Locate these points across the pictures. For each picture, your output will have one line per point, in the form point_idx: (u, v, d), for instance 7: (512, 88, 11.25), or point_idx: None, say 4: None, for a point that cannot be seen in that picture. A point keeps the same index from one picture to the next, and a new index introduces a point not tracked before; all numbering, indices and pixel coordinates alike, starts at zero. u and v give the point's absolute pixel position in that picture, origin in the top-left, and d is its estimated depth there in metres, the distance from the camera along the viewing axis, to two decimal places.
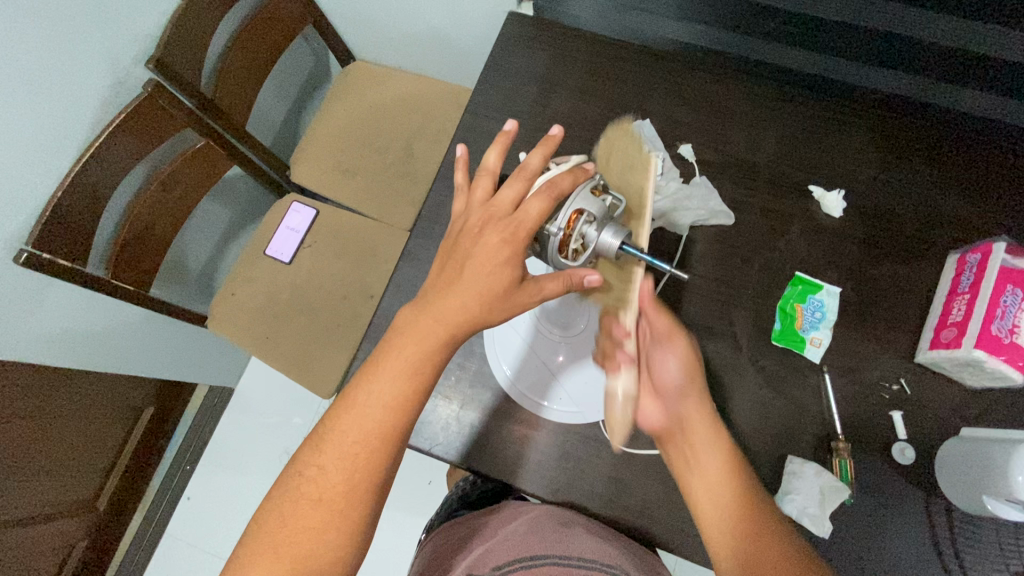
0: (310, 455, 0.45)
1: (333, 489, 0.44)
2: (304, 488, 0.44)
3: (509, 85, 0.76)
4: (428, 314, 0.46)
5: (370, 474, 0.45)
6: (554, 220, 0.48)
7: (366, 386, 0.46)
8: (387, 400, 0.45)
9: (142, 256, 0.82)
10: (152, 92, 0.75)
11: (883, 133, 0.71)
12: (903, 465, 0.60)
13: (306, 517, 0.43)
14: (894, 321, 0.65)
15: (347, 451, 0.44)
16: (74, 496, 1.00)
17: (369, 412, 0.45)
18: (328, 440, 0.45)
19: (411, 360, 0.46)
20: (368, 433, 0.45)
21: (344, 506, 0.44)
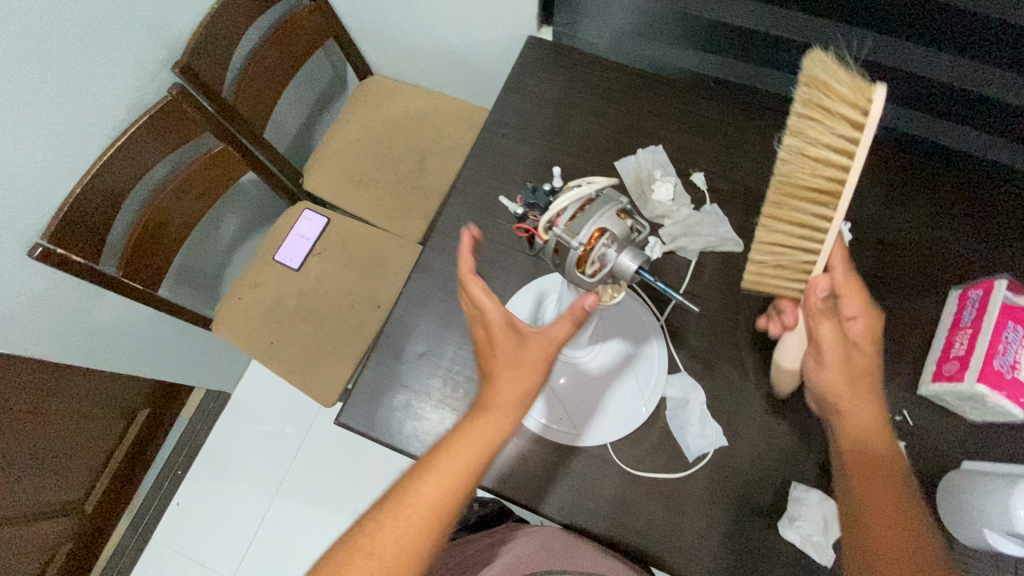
0: (374, 521, 0.44)
1: (390, 554, 0.43)
2: (362, 552, 0.43)
3: (526, 106, 0.78)
4: (492, 402, 0.47)
5: (428, 548, 0.44)
6: (577, 234, 0.45)
7: (434, 460, 0.45)
8: (451, 478, 0.45)
9: (154, 256, 0.83)
10: (177, 96, 0.77)
11: (884, 165, 0.73)
12: None
13: (359, 570, 0.42)
14: (897, 353, 0.66)
15: (409, 511, 0.44)
16: (65, 495, 0.98)
17: (436, 477, 0.45)
18: (390, 507, 0.44)
19: (482, 432, 0.46)
20: (432, 506, 0.44)
21: (397, 567, 0.43)
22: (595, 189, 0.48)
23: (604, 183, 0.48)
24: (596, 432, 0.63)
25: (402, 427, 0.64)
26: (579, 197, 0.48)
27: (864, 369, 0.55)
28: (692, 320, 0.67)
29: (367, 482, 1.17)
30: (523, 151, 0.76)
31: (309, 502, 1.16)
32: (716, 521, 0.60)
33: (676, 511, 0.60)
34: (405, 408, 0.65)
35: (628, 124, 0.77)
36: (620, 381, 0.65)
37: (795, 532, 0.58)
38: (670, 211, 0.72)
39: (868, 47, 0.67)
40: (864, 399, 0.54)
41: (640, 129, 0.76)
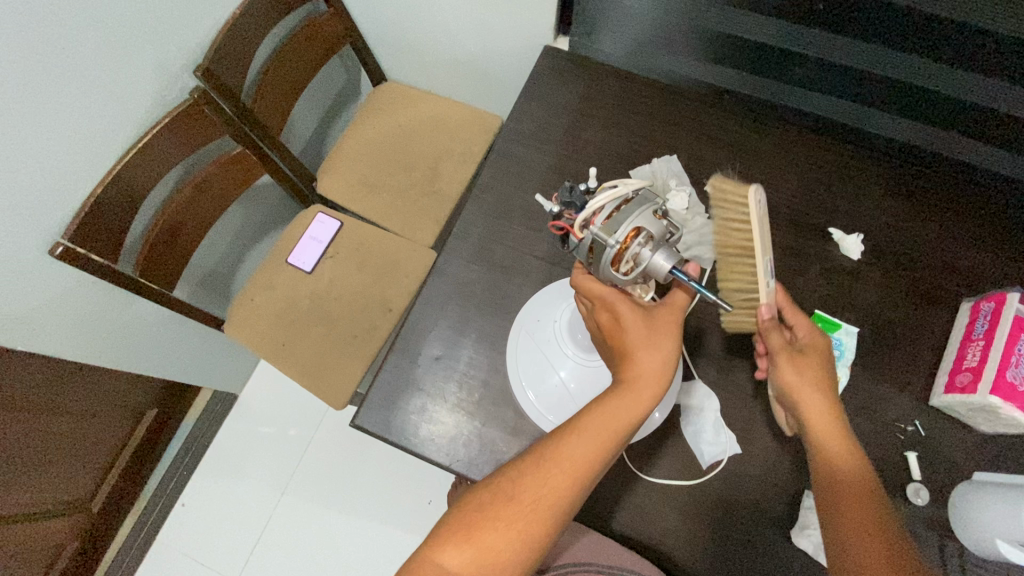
0: (518, 471, 0.46)
1: (529, 500, 0.45)
2: (506, 495, 0.45)
3: (543, 115, 0.79)
4: (636, 374, 0.47)
5: (571, 503, 0.45)
6: (614, 233, 0.45)
7: (582, 421, 0.46)
8: (599, 440, 0.45)
9: (170, 256, 0.83)
10: (198, 99, 0.78)
11: (895, 180, 0.74)
12: (917, 506, 0.61)
13: (499, 513, 0.45)
14: (908, 364, 0.67)
15: (547, 467, 0.45)
16: (72, 494, 0.98)
17: (578, 440, 0.46)
18: (535, 459, 0.46)
19: (621, 403, 0.46)
20: (577, 463, 0.45)
21: (533, 516, 0.44)
22: (630, 188, 0.48)
23: (639, 181, 0.48)
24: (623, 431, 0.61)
25: (419, 431, 0.64)
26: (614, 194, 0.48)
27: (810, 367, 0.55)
28: (705, 329, 0.68)
29: (372, 485, 1.17)
30: (539, 159, 0.77)
31: (314, 504, 1.16)
32: (729, 528, 0.60)
33: (690, 519, 0.60)
34: (421, 411, 0.65)
35: (644, 134, 0.78)
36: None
37: (807, 540, 0.58)
38: (685, 219, 0.72)
39: (880, 64, 0.68)
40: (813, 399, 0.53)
41: (655, 139, 0.77)
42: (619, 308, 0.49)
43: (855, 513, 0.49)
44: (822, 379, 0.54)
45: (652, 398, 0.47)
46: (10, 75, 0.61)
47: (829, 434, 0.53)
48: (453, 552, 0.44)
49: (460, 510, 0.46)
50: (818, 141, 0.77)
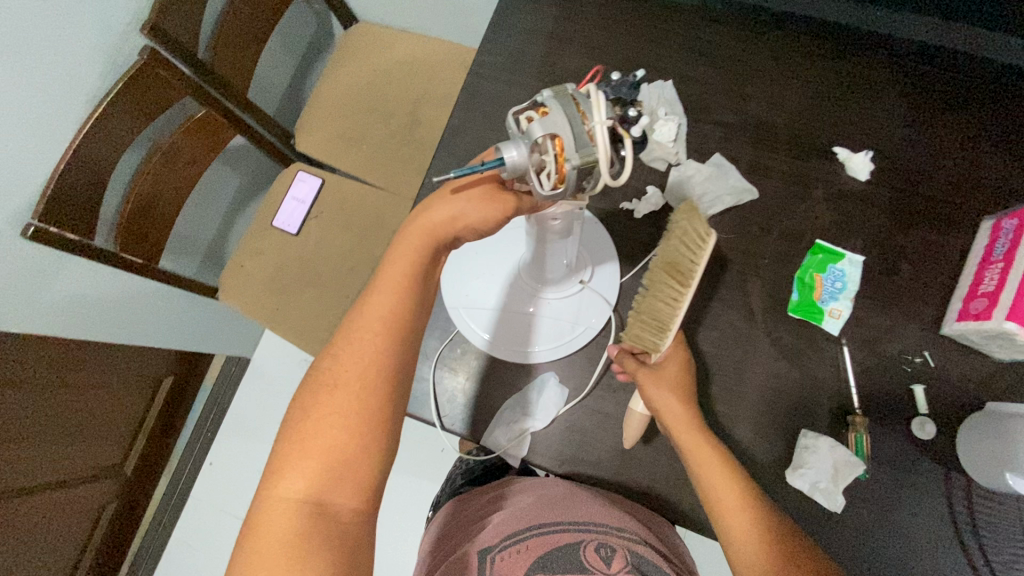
0: (334, 356, 0.47)
1: (350, 376, 0.46)
2: (327, 387, 0.46)
3: (514, 45, 0.72)
4: (427, 222, 0.47)
5: (394, 356, 0.47)
6: (545, 97, 0.37)
7: (375, 282, 0.48)
8: (396, 291, 0.47)
9: (150, 228, 0.82)
10: (148, 60, 0.72)
11: (912, 86, 0.66)
12: (922, 440, 0.58)
13: (327, 404, 0.45)
14: (919, 291, 0.62)
15: (354, 338, 0.47)
16: (100, 461, 1.03)
17: (376, 305, 0.48)
18: (341, 341, 0.48)
19: (406, 265, 0.48)
20: (375, 319, 0.47)
21: (359, 390, 0.45)
22: (598, 128, 0.36)
23: (602, 139, 0.35)
24: (565, 343, 0.63)
25: None
26: (591, 111, 0.36)
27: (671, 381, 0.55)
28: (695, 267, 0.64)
29: None
30: (513, 95, 0.71)
31: None
32: None
33: (681, 464, 0.59)
34: None
35: (626, 56, 0.70)
36: (580, 298, 0.64)
37: (801, 481, 0.57)
38: (671, 154, 0.66)
39: None
40: (670, 412, 0.54)
41: (639, 61, 0.70)
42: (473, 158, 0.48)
43: (732, 507, 0.51)
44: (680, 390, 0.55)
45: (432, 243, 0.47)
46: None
47: (701, 452, 0.52)
48: (295, 474, 0.43)
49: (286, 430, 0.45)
50: (823, 49, 0.68)
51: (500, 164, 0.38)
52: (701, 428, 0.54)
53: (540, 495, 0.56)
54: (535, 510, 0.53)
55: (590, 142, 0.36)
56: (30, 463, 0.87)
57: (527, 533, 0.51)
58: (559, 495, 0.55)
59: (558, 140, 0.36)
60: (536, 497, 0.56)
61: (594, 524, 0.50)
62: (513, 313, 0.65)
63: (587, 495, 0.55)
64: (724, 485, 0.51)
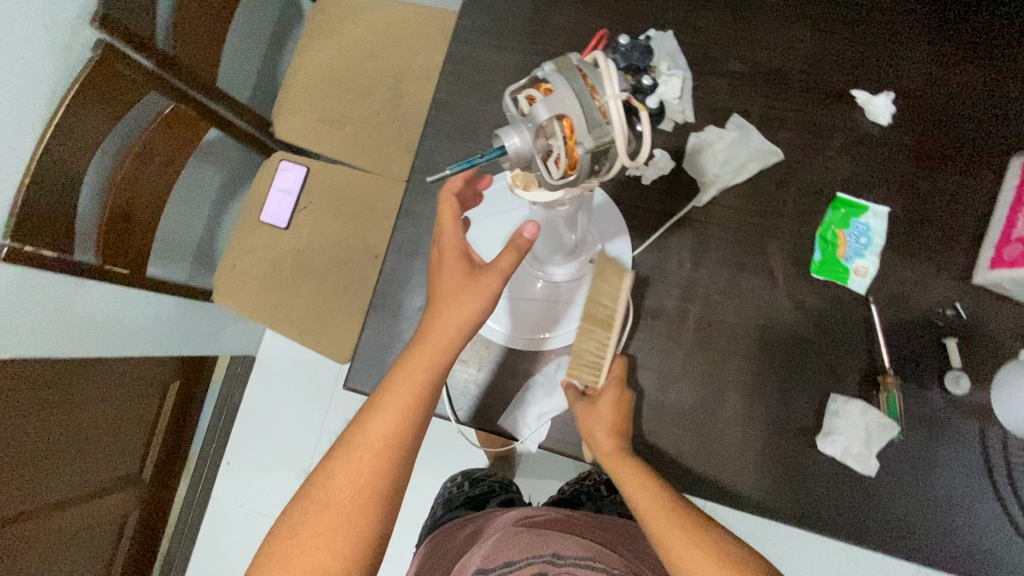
0: (328, 468, 0.46)
1: (342, 498, 0.45)
2: (319, 506, 0.45)
3: (499, 4, 0.66)
4: (434, 328, 0.48)
5: (391, 480, 0.47)
6: (546, 71, 0.34)
7: (375, 399, 0.48)
8: (397, 412, 0.47)
9: (132, 237, 0.79)
10: (105, 55, 0.67)
11: (937, 16, 0.61)
12: (956, 395, 0.55)
13: (317, 522, 0.45)
14: (950, 239, 0.58)
15: (353, 455, 0.46)
16: (117, 472, 1.03)
17: (381, 421, 0.47)
18: (338, 455, 0.47)
19: (417, 381, 0.47)
20: (373, 438, 0.46)
21: (352, 511, 0.45)
22: (611, 103, 0.32)
23: (619, 116, 0.31)
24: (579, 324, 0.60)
25: None
26: (601, 85, 0.33)
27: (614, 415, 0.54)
28: (709, 233, 0.60)
29: None
30: (502, 60, 0.65)
31: None
32: (749, 444, 0.57)
33: (706, 439, 0.57)
34: None
35: (621, 7, 0.65)
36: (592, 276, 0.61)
37: (833, 447, 0.55)
38: (677, 113, 0.61)
39: None
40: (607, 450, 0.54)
41: (635, 12, 0.64)
42: (445, 251, 0.50)
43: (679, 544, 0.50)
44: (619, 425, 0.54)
45: (448, 355, 0.48)
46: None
47: (631, 479, 0.53)
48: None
49: (278, 533, 0.46)
50: None
51: (502, 153, 0.34)
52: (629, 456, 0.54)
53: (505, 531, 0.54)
54: (504, 548, 0.50)
55: (602, 120, 0.32)
56: (46, 482, 0.86)
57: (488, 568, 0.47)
58: (522, 533, 0.52)
59: (568, 121, 0.32)
60: (509, 535, 0.52)
61: (562, 558, 0.46)
62: (524, 301, 0.62)
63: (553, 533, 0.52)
64: (654, 511, 0.51)
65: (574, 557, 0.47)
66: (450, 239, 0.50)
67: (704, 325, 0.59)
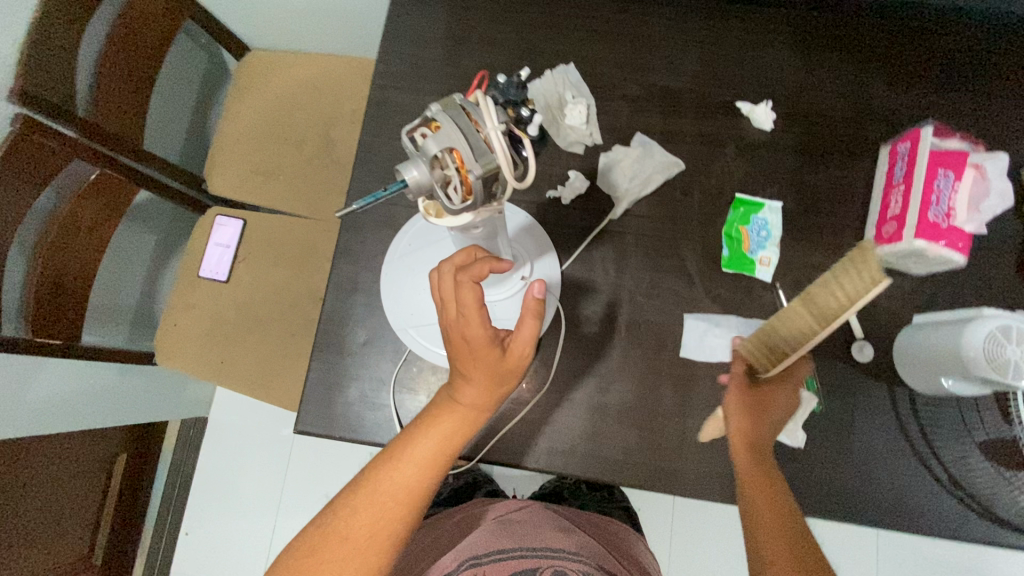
0: (351, 504, 0.47)
1: (362, 536, 0.46)
2: (336, 537, 0.46)
3: (412, 51, 0.71)
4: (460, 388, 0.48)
5: (407, 529, 0.48)
6: (433, 110, 0.37)
7: (404, 451, 0.48)
8: (424, 467, 0.48)
9: (63, 307, 0.77)
10: (24, 128, 0.67)
11: (800, 33, 0.69)
12: (862, 362, 0.61)
13: (332, 551, 0.45)
14: (839, 224, 0.65)
15: (377, 498, 0.47)
16: (65, 559, 0.96)
17: (407, 473, 0.48)
18: (363, 495, 0.47)
19: (444, 438, 0.48)
20: (399, 487, 0.47)
21: (367, 550, 0.46)
22: (492, 134, 0.36)
23: (499, 145, 0.35)
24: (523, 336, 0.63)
25: (363, 419, 0.61)
26: (483, 118, 0.36)
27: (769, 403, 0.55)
28: (629, 241, 0.65)
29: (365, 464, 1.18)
30: (420, 102, 0.69)
31: (316, 496, 1.17)
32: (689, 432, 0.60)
33: (649, 433, 0.60)
34: (362, 399, 0.62)
35: (524, 46, 0.70)
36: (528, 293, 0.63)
37: None
38: (584, 136, 0.67)
39: None
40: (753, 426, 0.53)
41: (538, 49, 0.70)
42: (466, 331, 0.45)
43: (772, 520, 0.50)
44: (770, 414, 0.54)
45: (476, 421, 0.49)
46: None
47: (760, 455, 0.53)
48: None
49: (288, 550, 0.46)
50: (711, 10, 0.70)
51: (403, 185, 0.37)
52: (768, 455, 0.53)
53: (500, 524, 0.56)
54: (500, 539, 0.52)
55: (487, 149, 0.36)
56: None
57: (492, 557, 0.49)
58: (517, 526, 0.55)
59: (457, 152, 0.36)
60: (503, 527, 0.54)
61: (555, 550, 0.49)
62: None
63: (544, 527, 0.55)
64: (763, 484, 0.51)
65: (565, 549, 0.49)
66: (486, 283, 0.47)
67: (634, 327, 0.63)
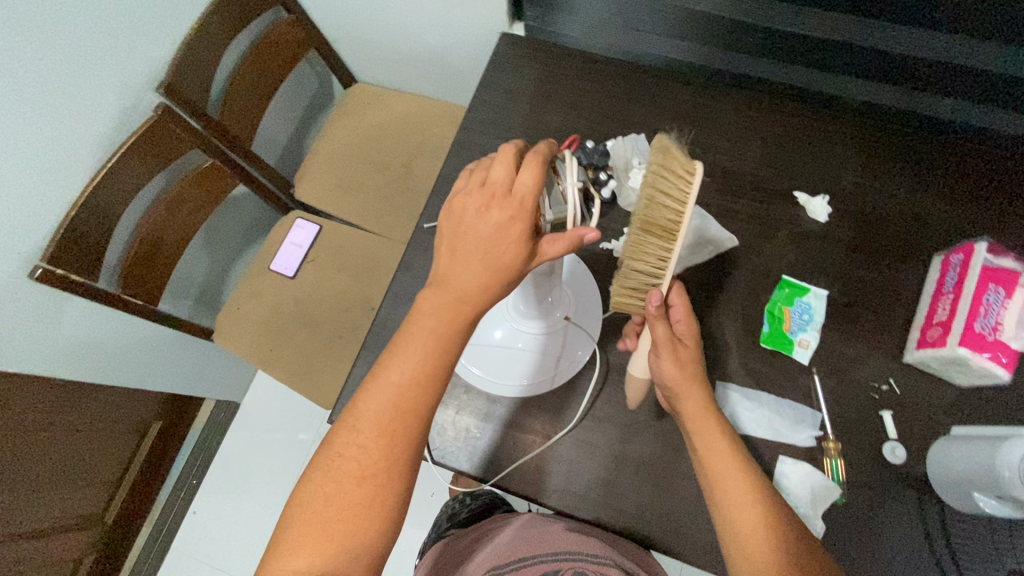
0: (349, 441, 0.43)
1: (376, 470, 0.42)
2: (349, 477, 0.42)
3: (501, 102, 0.79)
4: (452, 283, 0.42)
5: (418, 442, 0.44)
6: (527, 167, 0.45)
7: (394, 361, 0.43)
8: (421, 373, 0.43)
9: (151, 272, 0.85)
10: (162, 115, 0.79)
11: (865, 140, 0.73)
12: (893, 464, 0.60)
13: (345, 496, 0.42)
14: (883, 322, 0.66)
15: (383, 427, 0.42)
16: (82, 510, 1.01)
17: (404, 388, 0.43)
18: (359, 425, 0.42)
19: (438, 340, 0.43)
20: (400, 408, 0.43)
21: (384, 479, 0.42)
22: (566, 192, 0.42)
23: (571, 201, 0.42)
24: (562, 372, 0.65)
25: None
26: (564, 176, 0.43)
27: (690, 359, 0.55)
28: None
29: None
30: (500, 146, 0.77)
31: None
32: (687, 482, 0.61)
33: (664, 491, 0.61)
34: None
35: (602, 113, 0.77)
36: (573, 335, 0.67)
37: None
38: None
39: (832, 27, 0.68)
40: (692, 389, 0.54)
41: (614, 117, 0.77)
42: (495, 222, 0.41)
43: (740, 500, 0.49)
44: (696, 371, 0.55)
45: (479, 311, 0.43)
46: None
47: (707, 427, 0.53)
48: (305, 557, 0.41)
49: (293, 506, 0.43)
50: (780, 108, 0.76)
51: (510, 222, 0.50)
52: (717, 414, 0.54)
53: (521, 532, 0.62)
54: (519, 546, 0.59)
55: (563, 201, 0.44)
56: (14, 509, 0.86)
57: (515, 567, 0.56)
58: (538, 532, 0.60)
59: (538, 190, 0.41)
60: (520, 532, 0.62)
61: (571, 553, 0.54)
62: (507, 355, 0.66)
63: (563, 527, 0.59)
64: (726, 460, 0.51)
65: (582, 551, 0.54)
66: (515, 195, 0.41)
67: None
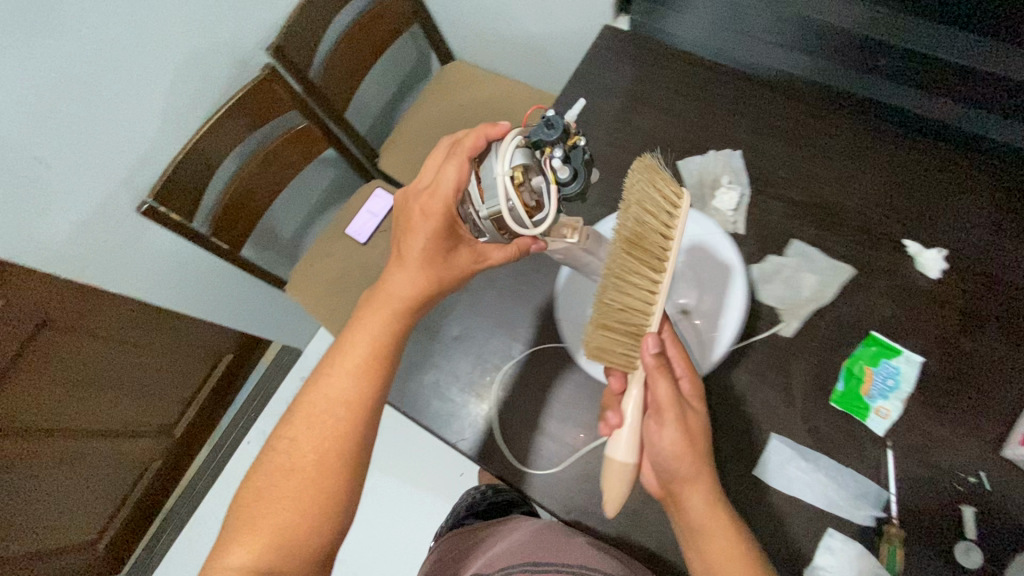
0: (292, 432, 0.51)
1: (309, 463, 0.50)
2: (285, 472, 0.50)
3: (591, 98, 0.76)
4: (384, 290, 0.53)
5: (354, 437, 0.51)
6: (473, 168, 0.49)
7: (333, 363, 0.53)
8: (352, 372, 0.52)
9: (239, 220, 0.91)
10: (267, 76, 0.83)
11: (1005, 192, 0.63)
12: (964, 568, 0.53)
13: (280, 488, 0.50)
14: (987, 405, 0.57)
15: (317, 424, 0.51)
16: (156, 420, 1.14)
17: (337, 388, 0.52)
18: (299, 424, 0.51)
19: (368, 346, 0.52)
20: (336, 404, 0.51)
21: (316, 475, 0.50)
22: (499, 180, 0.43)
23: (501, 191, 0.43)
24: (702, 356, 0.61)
25: (429, 405, 0.66)
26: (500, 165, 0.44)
27: (695, 435, 0.52)
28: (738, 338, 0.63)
29: (410, 449, 1.23)
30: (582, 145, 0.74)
31: None
32: None
33: None
34: (434, 387, 0.67)
35: (697, 122, 0.72)
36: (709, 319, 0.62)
37: None
38: (727, 221, 0.68)
39: (989, 58, 0.58)
40: (695, 469, 0.51)
41: (709, 129, 0.71)
42: (421, 219, 0.50)
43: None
44: (697, 442, 0.51)
45: (402, 309, 0.52)
46: (98, 43, 0.69)
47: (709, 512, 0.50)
48: (242, 551, 0.48)
49: (243, 502, 0.50)
50: (905, 142, 0.67)
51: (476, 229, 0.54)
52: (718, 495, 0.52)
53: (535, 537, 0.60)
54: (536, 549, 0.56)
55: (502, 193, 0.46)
56: (101, 408, 0.98)
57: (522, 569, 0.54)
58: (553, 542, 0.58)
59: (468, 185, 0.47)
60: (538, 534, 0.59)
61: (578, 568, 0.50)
62: None
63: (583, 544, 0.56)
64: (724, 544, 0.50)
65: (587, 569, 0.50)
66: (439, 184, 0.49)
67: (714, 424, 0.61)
